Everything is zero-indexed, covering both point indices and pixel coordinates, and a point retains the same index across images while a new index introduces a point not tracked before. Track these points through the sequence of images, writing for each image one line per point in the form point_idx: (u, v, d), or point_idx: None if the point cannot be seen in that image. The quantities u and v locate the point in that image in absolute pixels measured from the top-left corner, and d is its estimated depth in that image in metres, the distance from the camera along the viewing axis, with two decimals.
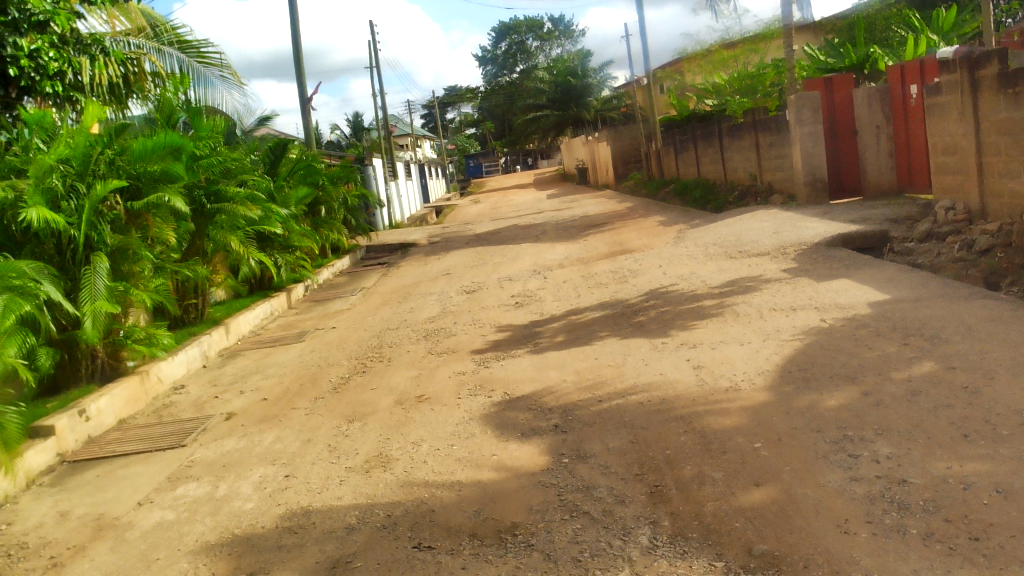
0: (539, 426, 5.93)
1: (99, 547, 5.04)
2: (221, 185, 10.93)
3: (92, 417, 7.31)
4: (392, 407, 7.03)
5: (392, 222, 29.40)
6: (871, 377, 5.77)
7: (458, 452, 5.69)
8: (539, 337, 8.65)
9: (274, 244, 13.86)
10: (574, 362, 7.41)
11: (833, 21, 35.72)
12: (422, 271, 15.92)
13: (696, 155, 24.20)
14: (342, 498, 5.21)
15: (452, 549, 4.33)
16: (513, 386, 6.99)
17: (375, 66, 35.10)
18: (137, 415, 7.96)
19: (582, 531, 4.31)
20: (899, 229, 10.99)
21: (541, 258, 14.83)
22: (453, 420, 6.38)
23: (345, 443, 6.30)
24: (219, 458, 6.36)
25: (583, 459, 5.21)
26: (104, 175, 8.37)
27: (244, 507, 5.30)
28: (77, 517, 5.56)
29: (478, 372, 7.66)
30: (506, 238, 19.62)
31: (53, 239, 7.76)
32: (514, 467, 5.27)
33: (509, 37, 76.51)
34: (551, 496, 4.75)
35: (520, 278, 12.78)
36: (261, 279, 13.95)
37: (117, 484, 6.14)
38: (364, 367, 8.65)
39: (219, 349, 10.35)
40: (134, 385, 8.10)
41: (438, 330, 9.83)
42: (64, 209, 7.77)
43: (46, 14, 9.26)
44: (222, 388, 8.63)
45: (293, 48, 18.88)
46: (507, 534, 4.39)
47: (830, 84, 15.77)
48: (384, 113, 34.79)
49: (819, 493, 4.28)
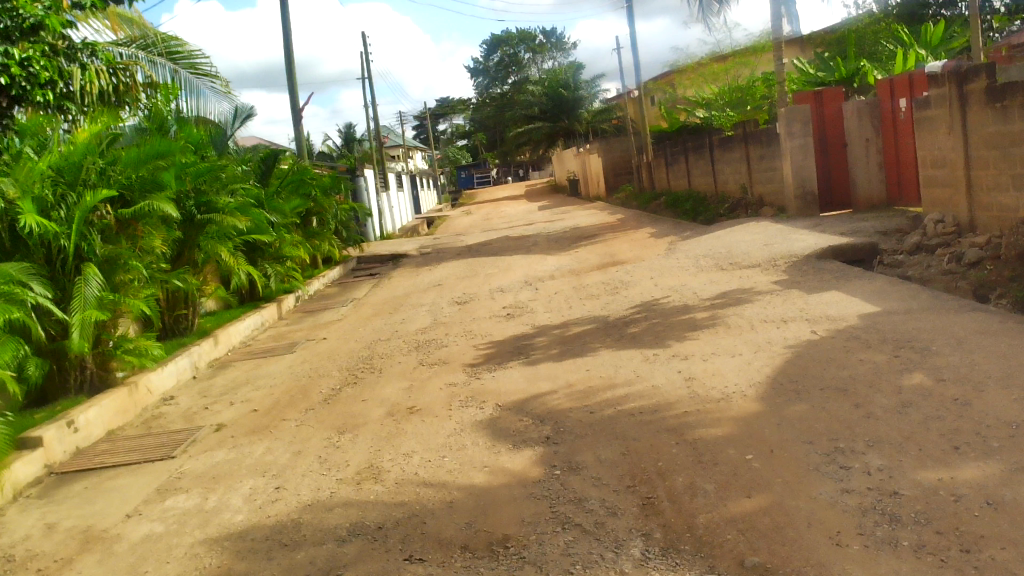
0: (530, 437, 5.92)
1: (86, 559, 4.99)
2: (211, 195, 10.88)
3: (80, 428, 7.25)
4: (383, 418, 7.01)
5: (383, 233, 29.34)
6: (862, 389, 5.79)
7: (449, 463, 5.67)
8: (531, 349, 8.64)
9: (264, 255, 13.82)
10: (565, 373, 7.41)
11: (823, 36, 36.02)
12: (413, 281, 15.91)
13: (687, 167, 24.31)
14: (332, 510, 5.17)
15: (443, 561, 4.31)
16: (504, 398, 6.97)
17: (366, 78, 35.11)
18: (126, 427, 7.90)
19: (573, 543, 4.29)
20: (889, 241, 11.04)
21: (533, 269, 14.85)
22: (445, 432, 6.37)
23: (335, 454, 6.27)
24: (209, 470, 6.32)
25: (575, 470, 5.20)
26: (94, 184, 8.33)
27: (234, 519, 5.27)
28: (65, 530, 5.51)
29: (470, 383, 7.65)
30: (498, 249, 19.64)
31: (43, 249, 7.70)
32: (504, 479, 5.26)
33: (501, 49, 76.80)
34: (542, 508, 4.74)
35: (511, 290, 12.78)
36: (251, 290, 13.90)
37: (105, 496, 6.08)
38: (355, 378, 8.62)
39: (208, 360, 10.29)
40: (123, 396, 8.05)
41: (429, 342, 9.81)
42: (54, 218, 7.74)
43: (41, 18, 9.27)
44: (212, 399, 8.59)
45: (285, 58, 18.88)
46: (498, 546, 4.37)
47: (819, 98, 15.96)
48: (375, 124, 34.78)
49: (811, 505, 4.28)
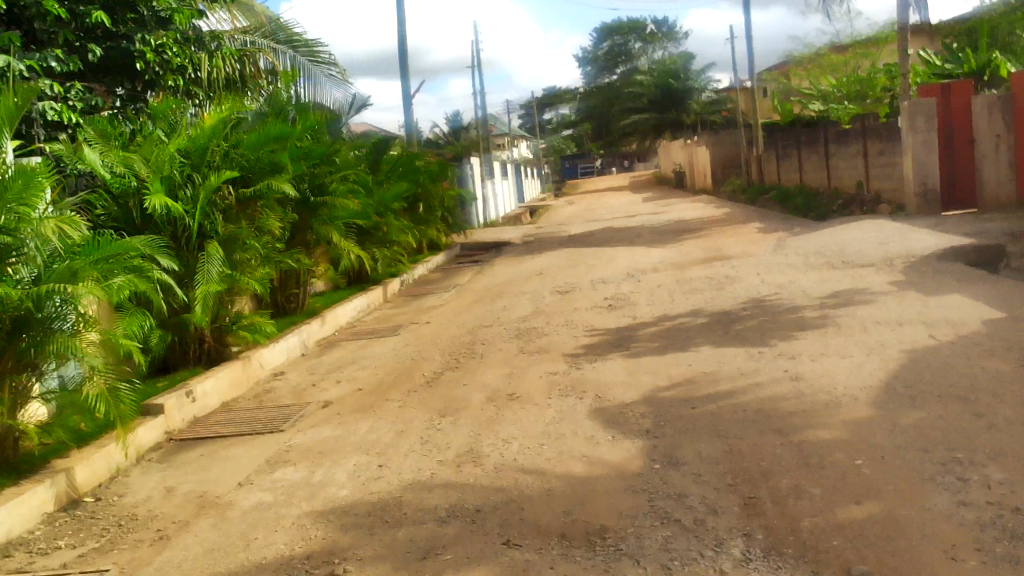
0: (630, 429, 5.89)
1: (201, 523, 5.25)
2: (325, 179, 11.24)
3: (198, 398, 7.63)
4: (484, 403, 7.10)
5: (486, 221, 29.62)
6: (984, 398, 5.50)
7: (548, 451, 5.70)
8: (632, 341, 8.58)
9: (372, 238, 14.19)
10: (667, 367, 7.32)
11: (952, 26, 34.24)
12: (516, 270, 16.01)
13: (799, 161, 23.57)
14: (433, 491, 5.28)
15: (540, 547, 4.34)
16: (604, 389, 6.94)
17: (475, 66, 35.42)
18: (239, 398, 8.27)
19: (672, 539, 4.25)
20: (1018, 244, 10.44)
21: (636, 261, 14.72)
22: (544, 420, 6.40)
23: (436, 436, 6.39)
24: (316, 445, 6.55)
25: (675, 465, 5.14)
26: (218, 166, 8.73)
27: (339, 493, 5.45)
28: (183, 493, 5.82)
29: (570, 373, 7.66)
30: (601, 240, 19.55)
31: (170, 226, 8.12)
32: (603, 470, 5.24)
33: (610, 38, 76.17)
34: (641, 502, 4.70)
35: (613, 281, 12.71)
36: (358, 272, 14.30)
37: (220, 463, 6.39)
38: (456, 362, 8.75)
39: (317, 339, 10.65)
40: (238, 369, 8.43)
41: (530, 330, 9.86)
42: (180, 198, 8.15)
43: (172, 12, 9.77)
44: (319, 376, 8.89)
45: (398, 46, 19.28)
46: (596, 537, 4.37)
47: (947, 92, 15.35)
48: (483, 112, 35.11)
49: (925, 516, 4.11)
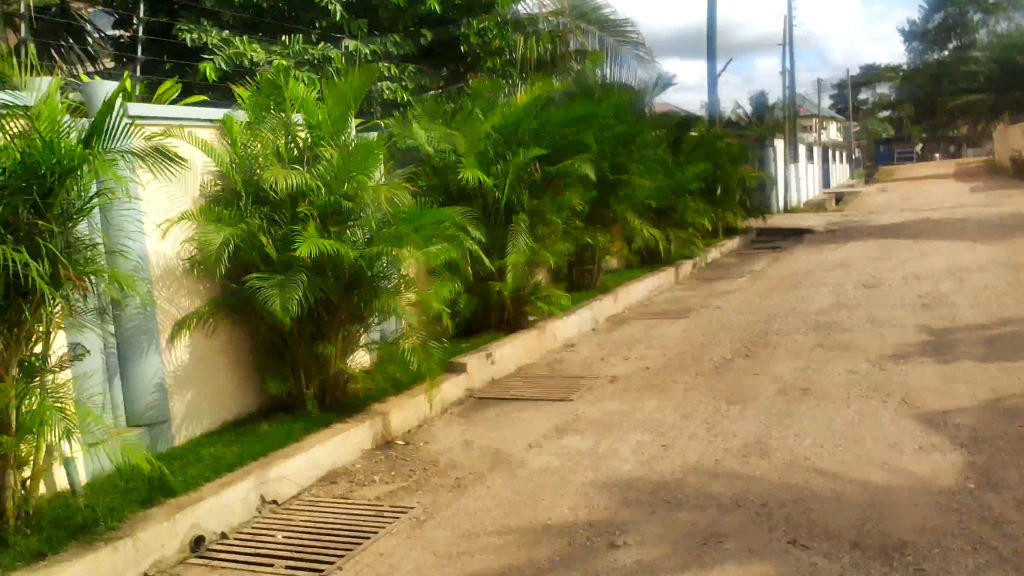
0: (941, 441, 5.37)
1: (494, 477, 5.63)
2: (626, 157, 11.39)
3: (496, 360, 8.16)
4: (775, 395, 6.84)
5: (787, 206, 28.29)
6: None
7: (844, 454, 5.37)
8: (950, 345, 7.78)
9: (668, 218, 14.17)
10: (991, 378, 6.56)
11: None
12: (817, 259, 15.16)
13: None
14: (717, 477, 5.21)
15: (829, 553, 4.12)
16: (912, 394, 6.38)
17: (787, 43, 33.80)
18: (533, 365, 8.71)
19: (986, 568, 3.83)
20: None
21: (959, 257, 13.29)
22: (841, 420, 6.03)
23: (723, 423, 6.28)
24: (602, 417, 6.73)
25: (994, 487, 4.61)
26: (528, 143, 9.18)
27: (623, 467, 5.56)
28: (479, 448, 6.27)
29: (873, 372, 7.14)
30: (916, 232, 17.88)
31: (481, 199, 8.70)
32: (906, 481, 4.84)
33: (944, 9, 68.79)
34: (949, 522, 4.28)
35: (930, 278, 11.59)
36: (651, 252, 14.36)
37: (513, 424, 6.79)
38: (747, 350, 8.51)
39: (608, 315, 10.88)
40: (533, 337, 8.88)
41: (831, 323, 9.30)
42: (492, 173, 8.68)
43: None
44: (609, 351, 9.09)
45: (708, 24, 18.94)
46: (894, 551, 4.06)
47: None
48: (792, 92, 33.45)
49: None
